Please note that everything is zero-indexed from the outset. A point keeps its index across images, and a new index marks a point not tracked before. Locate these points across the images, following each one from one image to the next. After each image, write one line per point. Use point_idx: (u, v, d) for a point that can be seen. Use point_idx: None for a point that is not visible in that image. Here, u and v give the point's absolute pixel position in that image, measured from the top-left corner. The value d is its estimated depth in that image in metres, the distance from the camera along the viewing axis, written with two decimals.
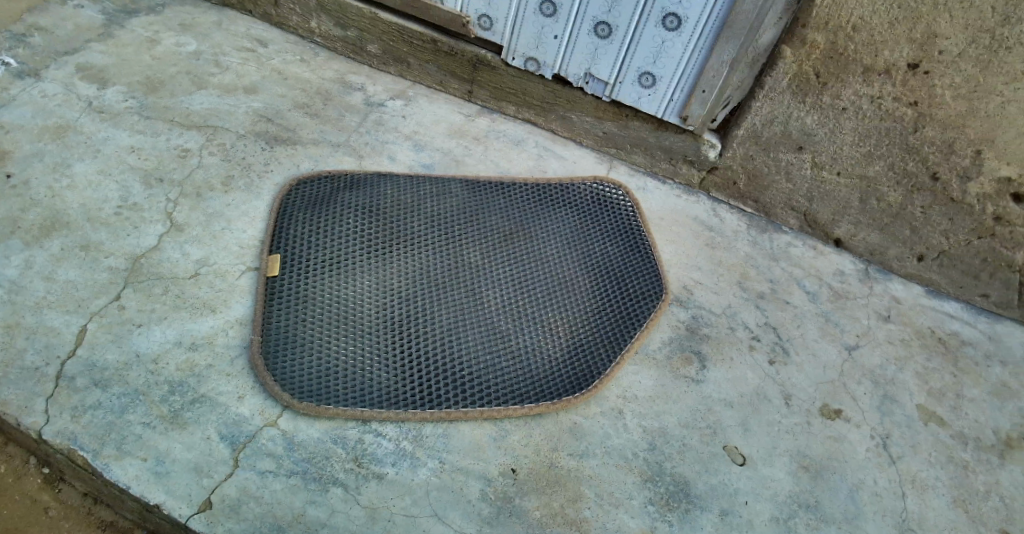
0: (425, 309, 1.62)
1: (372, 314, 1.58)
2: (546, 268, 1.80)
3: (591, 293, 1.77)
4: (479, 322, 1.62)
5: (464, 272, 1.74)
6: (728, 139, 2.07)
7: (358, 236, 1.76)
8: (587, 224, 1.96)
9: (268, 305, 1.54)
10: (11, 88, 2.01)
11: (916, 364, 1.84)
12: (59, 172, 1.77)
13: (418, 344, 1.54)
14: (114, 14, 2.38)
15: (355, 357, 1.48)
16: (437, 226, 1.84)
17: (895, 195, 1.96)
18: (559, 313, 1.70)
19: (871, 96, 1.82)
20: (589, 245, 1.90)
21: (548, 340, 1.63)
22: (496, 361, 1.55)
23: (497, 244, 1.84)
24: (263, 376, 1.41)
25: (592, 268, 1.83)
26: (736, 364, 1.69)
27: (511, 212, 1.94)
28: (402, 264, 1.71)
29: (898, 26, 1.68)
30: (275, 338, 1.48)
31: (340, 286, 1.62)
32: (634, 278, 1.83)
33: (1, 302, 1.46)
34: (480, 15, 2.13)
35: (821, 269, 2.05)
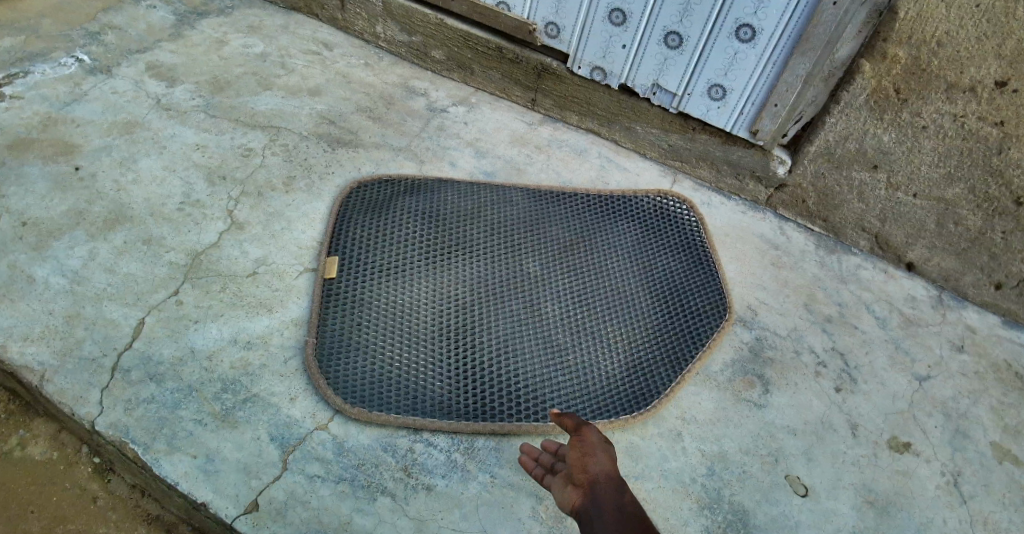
0: (480, 319, 1.59)
1: (427, 321, 1.56)
2: (605, 281, 1.76)
3: (651, 309, 1.71)
4: (536, 335, 1.59)
5: (521, 283, 1.70)
6: (799, 155, 1.99)
7: (416, 241, 1.74)
8: (648, 237, 1.91)
9: (324, 307, 1.54)
10: (84, 84, 2.08)
11: (991, 398, 1.72)
12: (126, 167, 1.81)
13: (473, 354, 1.51)
14: (186, 15, 2.45)
15: (408, 364, 1.46)
16: (494, 234, 1.81)
17: (975, 219, 1.86)
18: (617, 329, 1.65)
19: (954, 115, 1.72)
20: (650, 259, 1.84)
21: (606, 356, 1.59)
22: (552, 375, 1.52)
23: (555, 255, 1.80)
24: (317, 379, 1.41)
25: (652, 283, 1.78)
26: (801, 390, 1.61)
27: (570, 222, 1.90)
28: (458, 272, 1.69)
29: (987, 41, 1.58)
30: (330, 340, 1.48)
31: (396, 292, 1.60)
32: (696, 295, 1.77)
33: (65, 292, 1.49)
34: (547, 23, 2.11)
35: (891, 294, 1.95)
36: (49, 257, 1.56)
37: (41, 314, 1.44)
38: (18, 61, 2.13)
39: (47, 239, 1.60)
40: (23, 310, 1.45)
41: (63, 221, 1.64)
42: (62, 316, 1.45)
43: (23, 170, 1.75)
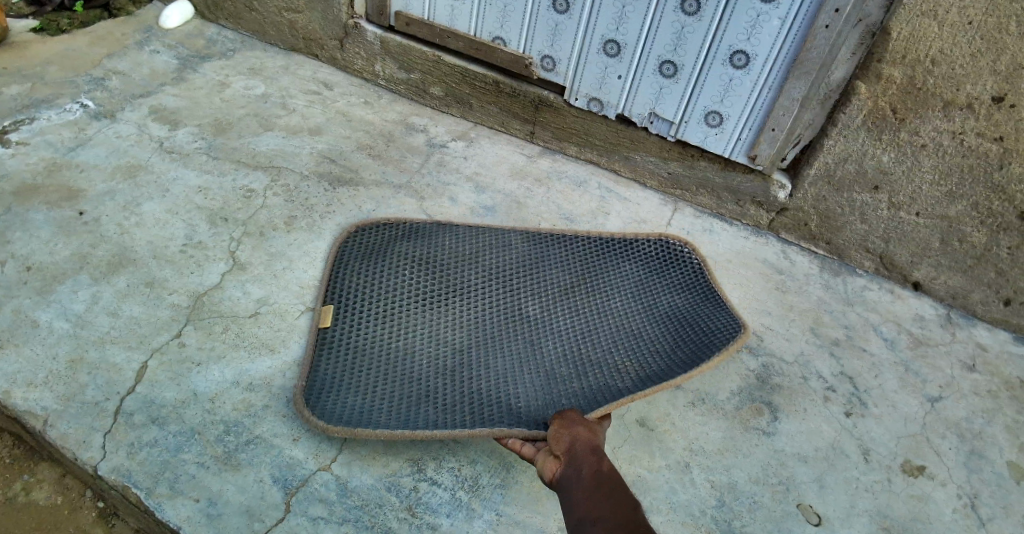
0: (477, 361, 1.57)
1: (420, 368, 1.53)
2: (608, 321, 1.71)
3: (657, 340, 1.64)
4: (536, 373, 1.55)
5: (519, 326, 1.68)
6: (799, 179, 1.99)
7: (413, 288, 1.73)
8: (652, 273, 1.85)
9: (317, 353, 1.53)
10: (88, 129, 2.12)
11: (1006, 417, 1.69)
12: (129, 210, 1.83)
13: (470, 394, 1.47)
14: (188, 59, 2.52)
15: (397, 405, 1.43)
16: (492, 279, 1.79)
17: (979, 235, 1.85)
18: (622, 362, 1.58)
19: (952, 133, 1.72)
20: (655, 295, 1.78)
21: (610, 384, 1.51)
22: (552, 404, 1.45)
23: (555, 298, 1.76)
24: (305, 417, 1.39)
25: (657, 318, 1.71)
26: (810, 416, 1.59)
27: (570, 263, 1.86)
28: (455, 318, 1.67)
29: (980, 58, 1.60)
30: (321, 381, 1.47)
31: (391, 341, 1.59)
32: (704, 318, 1.68)
33: (68, 336, 1.50)
34: (543, 56, 2.14)
35: (898, 315, 1.93)
36: (53, 301, 1.57)
37: (45, 360, 1.44)
38: (23, 108, 2.17)
39: (51, 283, 1.61)
40: (26, 356, 1.45)
41: (66, 265, 1.66)
42: (65, 361, 1.45)
43: (27, 215, 1.78)
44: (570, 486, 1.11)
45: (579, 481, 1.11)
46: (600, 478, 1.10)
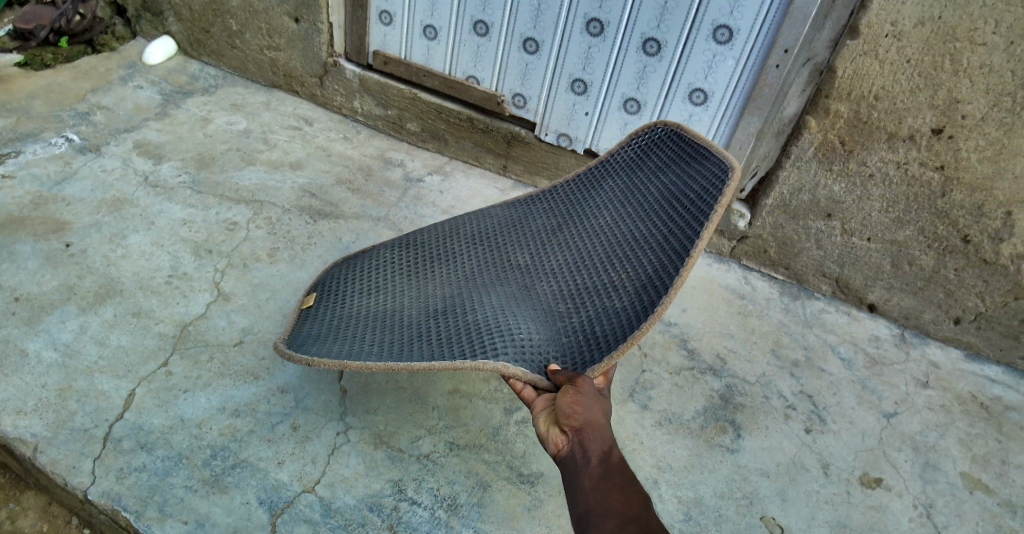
0: (464, 307, 1.49)
1: (406, 322, 1.49)
2: (598, 239, 1.56)
3: (647, 236, 1.46)
4: (528, 311, 1.45)
5: (509, 275, 1.59)
6: (757, 208, 2.11)
7: (398, 263, 1.70)
8: (636, 169, 1.65)
9: (309, 325, 1.53)
10: (73, 163, 2.17)
11: (957, 430, 1.80)
12: (115, 243, 1.88)
13: (457, 335, 1.39)
14: (171, 95, 2.59)
15: (382, 350, 1.38)
16: (478, 240, 1.73)
17: (927, 259, 1.97)
18: (613, 274, 1.43)
19: (896, 162, 1.85)
20: (641, 190, 1.59)
21: (604, 303, 1.38)
22: (547, 340, 1.36)
23: (543, 240, 1.66)
24: (293, 361, 1.38)
25: (647, 213, 1.52)
26: (772, 433, 1.67)
27: (555, 204, 1.75)
28: (443, 280, 1.62)
29: (919, 93, 1.73)
30: (311, 339, 1.46)
31: (380, 306, 1.56)
32: (692, 185, 1.45)
33: (56, 365, 1.54)
34: (514, 94, 2.26)
35: (855, 336, 2.04)
36: (41, 331, 1.61)
37: (35, 388, 1.48)
38: (9, 141, 2.22)
39: (39, 313, 1.65)
40: (16, 385, 1.49)
41: (54, 295, 1.70)
42: (54, 389, 1.49)
43: (15, 247, 1.82)
44: (584, 475, 1.02)
45: (596, 475, 1.00)
46: (625, 481, 0.99)
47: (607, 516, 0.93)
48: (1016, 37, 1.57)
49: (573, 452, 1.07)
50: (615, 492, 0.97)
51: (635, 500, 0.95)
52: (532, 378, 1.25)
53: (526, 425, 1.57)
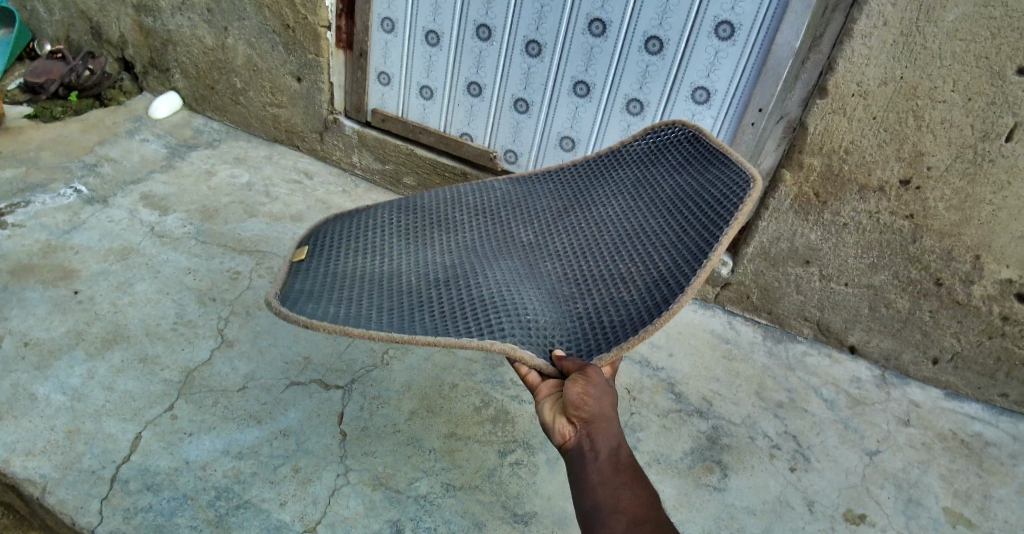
0: (466, 278, 1.37)
1: (400, 289, 1.35)
2: (608, 223, 1.45)
3: (661, 228, 1.35)
4: (532, 290, 1.33)
5: (512, 251, 1.47)
6: (739, 256, 2.22)
7: (397, 225, 1.57)
8: (653, 160, 1.55)
9: (300, 279, 1.38)
10: (82, 213, 2.25)
11: (938, 466, 1.86)
12: (122, 290, 1.95)
13: (458, 308, 1.27)
14: (177, 149, 2.70)
15: (375, 315, 1.25)
16: (481, 209, 1.60)
17: (903, 301, 2.06)
18: (624, 263, 1.32)
19: (868, 212, 1.96)
20: (657, 181, 1.48)
21: (614, 291, 1.28)
22: (552, 323, 1.25)
23: (550, 216, 1.54)
24: (282, 314, 1.24)
25: (661, 204, 1.42)
26: (757, 472, 1.73)
27: (563, 181, 1.63)
28: (443, 249, 1.50)
29: (886, 147, 1.85)
30: (298, 294, 1.32)
31: (373, 267, 1.42)
32: (713, 183, 1.35)
33: (65, 408, 1.59)
34: (506, 150, 2.41)
35: (836, 377, 2.12)
36: (50, 375, 1.67)
37: (44, 430, 1.54)
38: (19, 192, 2.30)
39: (48, 359, 1.71)
40: (25, 428, 1.54)
41: (63, 341, 1.76)
42: (63, 431, 1.54)
43: (24, 294, 1.89)
44: (592, 469, 1.02)
45: (608, 474, 1.00)
46: (636, 480, 1.00)
47: (621, 518, 0.94)
48: (972, 95, 1.70)
49: (582, 448, 1.05)
50: (627, 493, 0.98)
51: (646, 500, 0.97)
52: (537, 362, 1.16)
53: (520, 467, 1.62)
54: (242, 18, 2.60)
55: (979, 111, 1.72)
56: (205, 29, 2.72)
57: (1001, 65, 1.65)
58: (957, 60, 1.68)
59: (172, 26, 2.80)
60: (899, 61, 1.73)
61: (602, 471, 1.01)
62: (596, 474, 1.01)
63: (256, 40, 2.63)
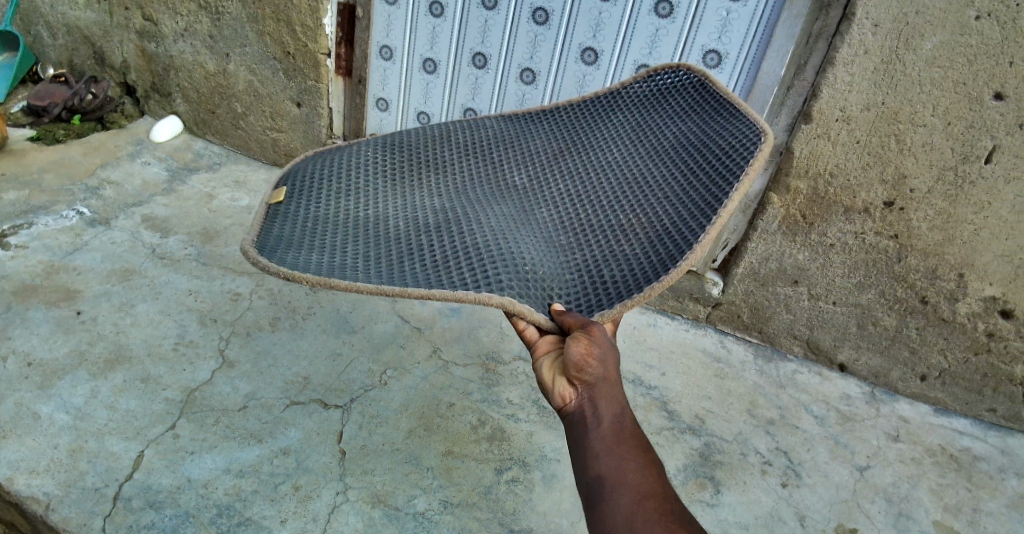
0: (459, 224, 1.27)
1: (388, 236, 1.25)
2: (606, 171, 1.37)
3: (665, 178, 1.28)
4: (529, 239, 1.25)
5: (505, 195, 1.39)
6: (729, 277, 2.27)
7: (382, 164, 1.45)
8: (655, 105, 1.46)
9: (279, 224, 1.27)
10: (84, 234, 2.29)
11: (927, 481, 1.89)
12: (124, 311, 1.98)
13: (452, 257, 1.18)
14: (177, 172, 2.75)
15: (362, 264, 1.15)
16: (473, 151, 1.50)
17: (890, 319, 2.11)
18: (624, 214, 1.25)
19: (855, 233, 2.01)
20: (659, 127, 1.39)
21: (615, 243, 1.20)
22: (551, 275, 1.17)
23: (545, 164, 1.45)
24: (259, 263, 1.12)
25: (664, 152, 1.33)
26: (750, 488, 1.76)
27: (558, 125, 1.53)
28: (432, 193, 1.39)
29: (870, 170, 1.91)
30: (277, 242, 1.20)
31: (358, 213, 1.31)
32: (720, 133, 1.27)
33: (68, 427, 1.62)
34: None
35: (827, 394, 2.16)
36: (53, 395, 1.69)
37: (47, 448, 1.56)
38: (22, 214, 2.34)
39: (51, 378, 1.74)
40: (29, 446, 1.56)
41: (66, 361, 1.79)
42: (66, 450, 1.56)
43: (27, 314, 1.92)
44: (594, 436, 0.96)
45: (610, 443, 0.94)
46: (641, 449, 0.94)
47: (622, 490, 0.89)
48: (951, 119, 1.77)
49: (583, 412, 0.99)
50: (630, 463, 0.91)
51: (650, 471, 0.91)
52: (535, 318, 1.08)
53: (517, 484, 1.65)
54: (244, 45, 2.67)
55: (958, 134, 1.78)
56: (207, 56, 2.79)
57: (979, 91, 1.71)
58: (936, 86, 1.75)
59: (174, 52, 2.86)
60: (881, 87, 1.80)
61: (605, 437, 0.95)
62: (598, 439, 0.95)
63: (257, 66, 2.70)
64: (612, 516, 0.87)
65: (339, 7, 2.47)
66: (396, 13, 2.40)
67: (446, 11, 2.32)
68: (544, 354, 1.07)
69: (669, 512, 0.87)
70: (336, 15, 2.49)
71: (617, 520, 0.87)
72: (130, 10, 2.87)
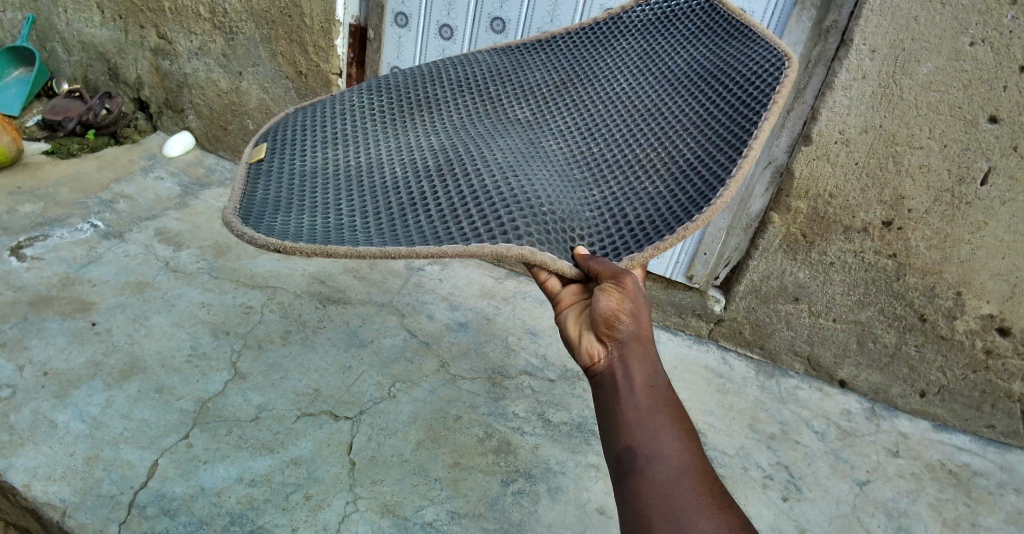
0: (463, 163, 1.17)
1: (387, 184, 1.14)
2: (615, 104, 1.28)
3: (682, 109, 1.20)
4: (539, 174, 1.15)
5: (508, 132, 1.29)
6: (730, 294, 2.32)
7: (371, 111, 1.34)
8: (657, 36, 1.38)
9: (266, 188, 1.15)
10: (98, 247, 2.34)
11: (927, 495, 1.92)
12: (139, 323, 2.03)
13: (459, 200, 1.07)
14: (190, 187, 2.82)
15: (360, 219, 1.05)
16: (466, 90, 1.40)
17: (890, 336, 2.15)
18: (642, 148, 1.17)
19: (854, 251, 2.06)
20: (667, 55, 1.32)
21: (636, 181, 1.12)
22: (570, 212, 1.07)
23: (547, 100, 1.35)
24: (246, 236, 1.00)
25: (677, 81, 1.26)
26: (751, 501, 1.78)
27: (556, 60, 1.44)
28: (429, 133, 1.29)
29: (868, 191, 1.96)
30: (263, 205, 1.09)
31: (350, 163, 1.20)
32: (736, 61, 1.20)
33: (84, 435, 1.66)
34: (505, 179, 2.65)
35: (828, 410, 2.20)
36: (69, 404, 1.73)
37: (63, 456, 1.60)
38: (38, 226, 2.39)
39: (67, 388, 1.78)
40: (45, 453, 1.60)
41: (81, 371, 1.83)
42: (81, 457, 1.60)
43: (43, 325, 1.97)
44: (625, 402, 0.89)
45: (642, 409, 0.88)
46: (677, 419, 0.89)
47: (656, 465, 0.84)
48: (947, 141, 1.82)
49: (612, 372, 0.93)
50: (664, 435, 0.86)
51: (688, 447, 0.86)
52: (560, 267, 0.97)
53: (523, 495, 1.68)
54: (257, 64, 2.75)
55: (954, 156, 1.83)
56: (221, 74, 2.86)
57: (974, 114, 1.76)
58: (933, 109, 1.79)
59: (188, 70, 2.93)
60: (879, 111, 1.85)
61: (640, 402, 0.89)
62: (632, 406, 0.89)
63: (269, 85, 2.77)
64: (643, 494, 0.82)
65: (351, 29, 2.56)
66: (407, 36, 2.48)
67: (456, 34, 2.40)
68: (569, 308, 1.01)
69: (707, 492, 0.82)
70: (348, 37, 2.57)
71: (649, 498, 0.82)
72: (146, 28, 2.94)
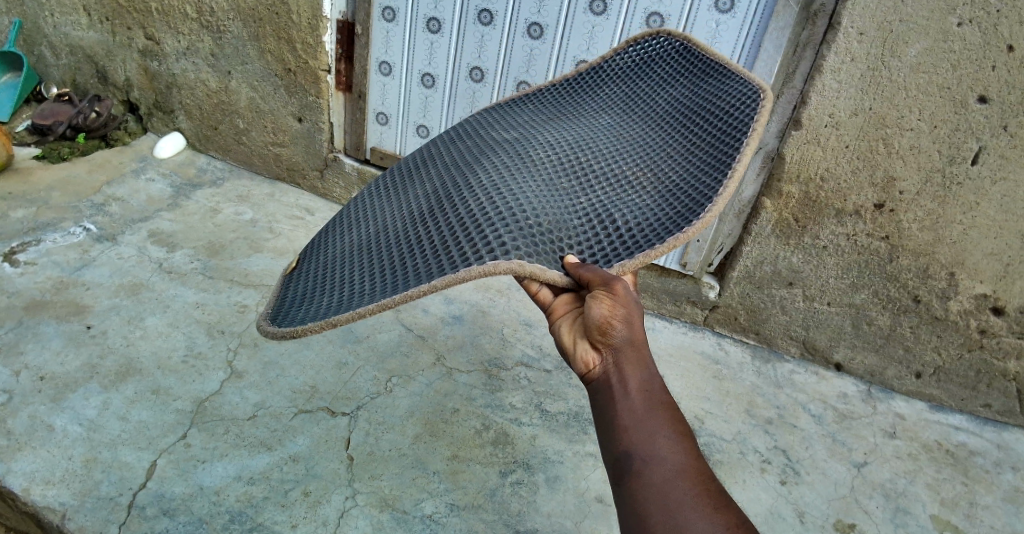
0: (455, 197, 1.17)
1: (390, 239, 1.16)
2: (597, 124, 1.29)
3: (664, 130, 1.21)
4: (526, 185, 1.13)
5: (493, 152, 1.28)
6: (725, 281, 2.32)
7: (375, 187, 1.39)
8: (632, 64, 1.39)
9: (288, 284, 1.20)
10: (92, 250, 2.34)
11: (925, 476, 1.93)
12: (134, 325, 2.03)
13: (450, 231, 1.07)
14: (182, 187, 2.81)
15: (365, 280, 1.07)
16: (455, 138, 1.42)
17: (884, 318, 2.15)
18: (627, 158, 1.16)
19: (847, 234, 2.06)
20: (641, 81, 1.34)
21: (623, 192, 1.10)
22: (560, 221, 1.06)
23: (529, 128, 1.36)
24: (275, 335, 1.05)
25: (655, 102, 1.28)
26: (749, 486, 1.79)
27: (536, 97, 1.46)
28: (422, 180, 1.31)
29: (859, 174, 1.96)
30: (289, 301, 1.14)
31: (358, 234, 1.24)
32: (716, 89, 1.21)
33: (82, 438, 1.66)
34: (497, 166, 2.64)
35: (824, 394, 2.20)
36: (66, 408, 1.73)
37: (61, 459, 1.60)
38: (30, 231, 2.39)
39: (64, 391, 1.78)
40: (43, 456, 1.60)
41: (77, 374, 1.83)
42: (79, 460, 1.60)
43: (38, 329, 1.96)
44: (622, 406, 0.92)
45: (638, 413, 0.90)
46: (674, 421, 0.91)
47: (654, 465, 0.86)
48: (937, 122, 1.82)
49: (607, 380, 0.95)
50: (662, 437, 0.88)
51: (685, 448, 0.88)
52: (553, 275, 0.97)
53: (521, 486, 1.69)
54: (246, 62, 2.73)
55: (944, 136, 1.83)
56: (210, 73, 2.85)
57: (963, 94, 1.76)
58: (921, 91, 1.79)
59: (177, 70, 2.92)
60: (868, 93, 1.85)
61: (636, 407, 0.91)
62: (628, 410, 0.91)
63: (259, 83, 2.76)
64: (640, 495, 0.85)
65: (339, 25, 2.54)
66: (394, 30, 2.47)
67: (443, 28, 2.39)
68: (562, 317, 1.04)
69: (704, 492, 0.84)
70: (336, 33, 2.56)
71: (647, 499, 0.84)
72: (133, 30, 2.92)
